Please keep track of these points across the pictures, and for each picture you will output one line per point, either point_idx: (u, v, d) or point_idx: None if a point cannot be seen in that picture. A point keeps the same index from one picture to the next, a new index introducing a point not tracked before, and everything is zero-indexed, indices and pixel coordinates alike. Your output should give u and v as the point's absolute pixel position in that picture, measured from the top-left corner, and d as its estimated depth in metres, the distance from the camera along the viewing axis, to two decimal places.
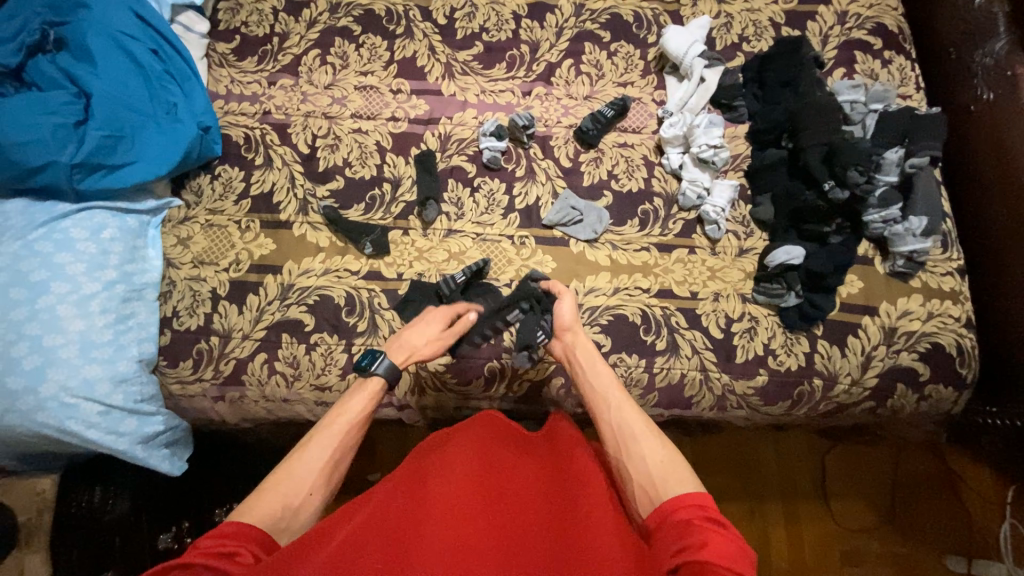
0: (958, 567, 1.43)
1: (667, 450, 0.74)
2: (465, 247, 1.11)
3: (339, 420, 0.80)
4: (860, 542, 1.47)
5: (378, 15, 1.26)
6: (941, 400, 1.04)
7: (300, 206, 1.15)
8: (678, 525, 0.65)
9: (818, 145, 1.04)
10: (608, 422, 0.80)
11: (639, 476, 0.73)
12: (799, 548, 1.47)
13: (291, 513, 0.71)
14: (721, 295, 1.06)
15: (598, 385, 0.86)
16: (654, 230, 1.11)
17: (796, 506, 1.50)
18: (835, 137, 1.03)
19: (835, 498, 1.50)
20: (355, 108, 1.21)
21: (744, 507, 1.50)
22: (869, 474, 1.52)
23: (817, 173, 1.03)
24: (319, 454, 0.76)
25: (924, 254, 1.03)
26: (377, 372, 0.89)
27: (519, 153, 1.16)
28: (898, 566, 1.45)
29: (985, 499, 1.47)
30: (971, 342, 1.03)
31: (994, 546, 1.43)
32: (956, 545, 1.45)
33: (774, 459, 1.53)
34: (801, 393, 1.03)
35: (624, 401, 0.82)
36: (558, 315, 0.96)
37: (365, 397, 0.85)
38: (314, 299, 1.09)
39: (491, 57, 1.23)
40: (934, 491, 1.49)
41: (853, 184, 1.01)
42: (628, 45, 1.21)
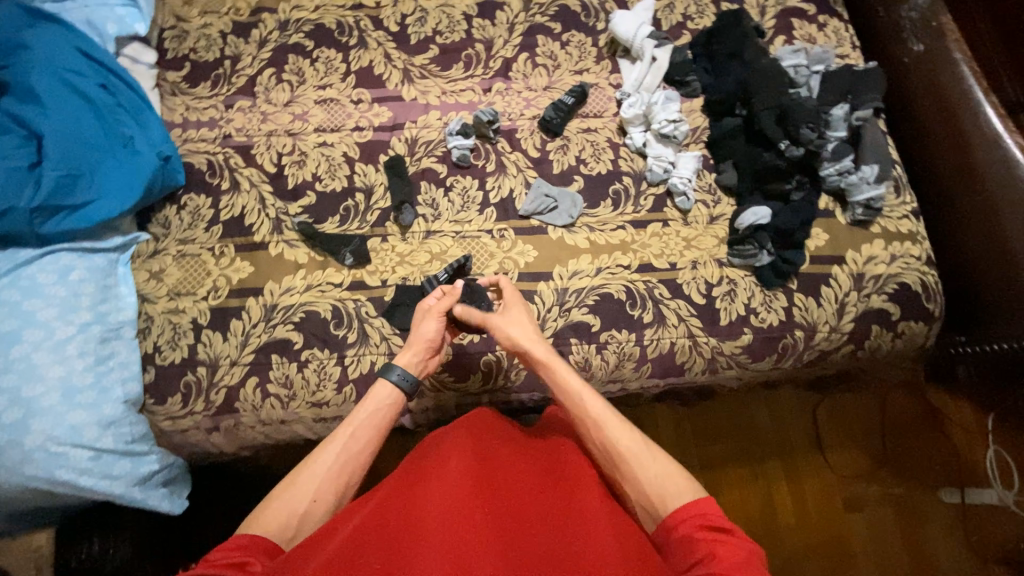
0: (952, 498, 1.52)
1: (659, 461, 0.76)
2: (446, 246, 1.12)
3: (344, 427, 0.81)
4: (859, 489, 1.54)
5: (330, 29, 1.27)
6: (915, 335, 1.10)
7: (274, 226, 1.14)
8: (682, 540, 0.67)
9: (770, 109, 1.09)
10: (597, 445, 0.80)
11: (638, 496, 0.75)
12: (803, 502, 1.53)
13: (298, 520, 0.72)
14: (699, 263, 1.10)
15: (578, 405, 0.84)
16: (627, 209, 1.14)
17: (795, 462, 1.57)
18: (784, 99, 1.09)
19: (830, 449, 1.58)
20: (317, 122, 1.20)
21: (746, 469, 1.56)
22: (858, 422, 1.61)
23: (773, 134, 1.08)
24: (325, 461, 0.76)
25: (880, 200, 1.08)
26: (396, 383, 0.87)
27: (487, 148, 1.18)
28: (897, 507, 1.53)
29: (969, 431, 1.57)
30: (934, 278, 1.09)
31: (981, 474, 1.53)
32: (948, 478, 1.54)
33: (768, 418, 1.61)
34: (786, 346, 1.07)
35: (606, 418, 0.81)
36: (509, 335, 0.93)
37: (371, 405, 0.84)
38: (300, 316, 1.08)
39: (447, 59, 1.24)
40: (921, 429, 1.59)
41: (806, 141, 1.06)
42: (579, 34, 1.25)
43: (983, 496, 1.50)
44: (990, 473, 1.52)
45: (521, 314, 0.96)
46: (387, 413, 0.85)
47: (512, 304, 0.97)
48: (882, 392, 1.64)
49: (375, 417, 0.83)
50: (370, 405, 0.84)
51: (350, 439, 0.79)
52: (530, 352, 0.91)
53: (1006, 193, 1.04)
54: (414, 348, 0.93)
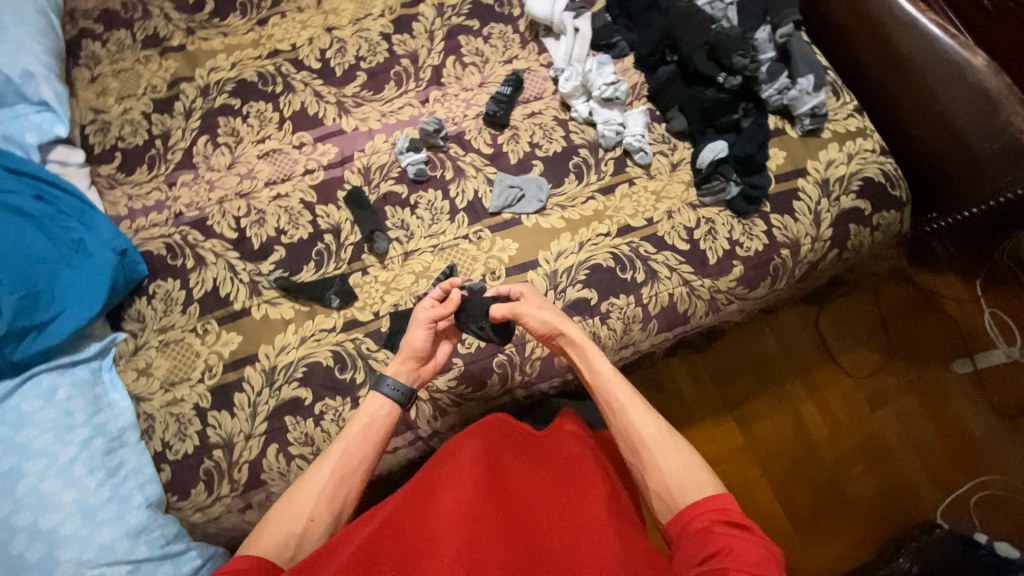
0: (965, 369, 1.64)
1: (681, 453, 0.79)
2: (428, 262, 1.10)
3: (340, 442, 0.84)
4: (879, 384, 1.65)
5: (252, 82, 1.26)
6: (891, 224, 1.13)
7: (250, 289, 1.11)
8: (699, 532, 0.70)
9: (700, 48, 1.12)
10: (621, 433, 0.83)
11: (656, 485, 0.77)
12: (831, 412, 1.64)
13: (297, 539, 0.76)
14: (673, 211, 1.11)
15: (605, 388, 0.87)
16: (591, 179, 1.15)
17: (813, 377, 1.66)
18: (710, 36, 1.12)
19: (843, 355, 1.68)
20: (266, 176, 1.18)
21: (772, 397, 1.65)
22: (862, 322, 1.70)
23: (708, 71, 1.11)
24: (319, 479, 0.80)
25: (823, 107, 1.10)
26: (388, 395, 0.90)
27: (441, 157, 1.17)
28: (917, 390, 1.65)
29: (964, 302, 1.68)
30: (893, 166, 1.13)
31: (989, 337, 1.63)
32: (956, 352, 1.65)
33: (777, 345, 1.69)
34: (776, 267, 1.10)
35: (632, 404, 0.84)
36: (538, 324, 0.94)
37: (365, 417, 0.88)
38: (303, 371, 1.05)
39: (378, 81, 1.23)
40: (920, 312, 1.70)
41: (741, 68, 1.10)
42: (499, 25, 1.26)
43: (993, 356, 1.62)
44: (993, 335, 1.63)
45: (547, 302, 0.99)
46: (381, 425, 0.88)
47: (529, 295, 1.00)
48: (876, 287, 1.73)
49: (369, 431, 0.86)
50: (364, 419, 0.88)
51: (346, 455, 0.83)
52: (561, 333, 0.94)
53: (935, 70, 1.11)
54: (403, 356, 0.93)
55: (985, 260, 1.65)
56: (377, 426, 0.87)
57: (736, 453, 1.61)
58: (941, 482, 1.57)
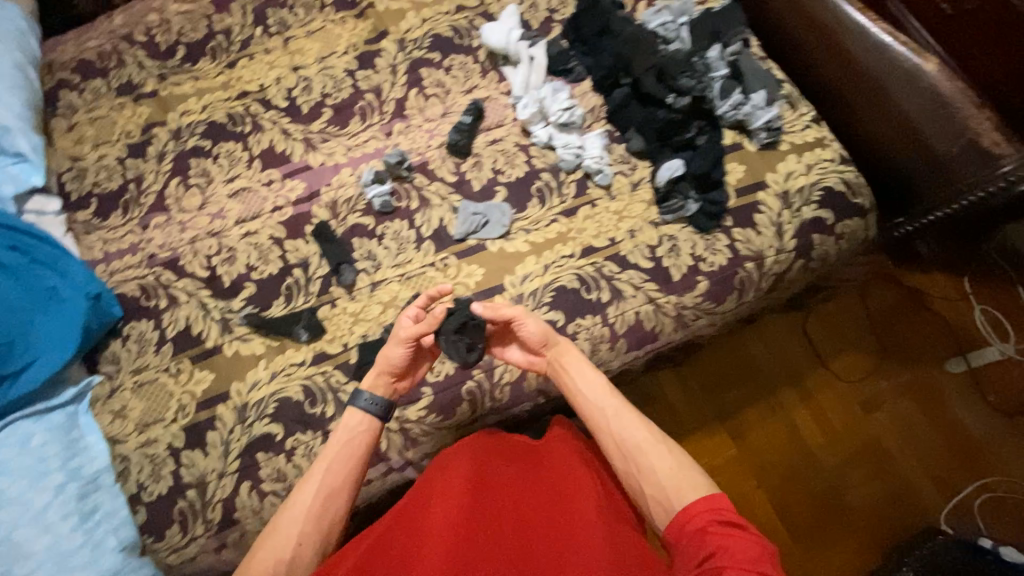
0: (960, 367, 1.64)
1: (673, 454, 0.79)
2: (395, 292, 1.11)
3: (322, 460, 0.84)
4: (872, 387, 1.65)
5: (222, 123, 1.29)
6: (856, 232, 1.13)
7: (222, 327, 1.12)
8: (695, 535, 0.70)
9: (649, 70, 1.14)
10: (612, 439, 0.84)
11: (652, 489, 0.77)
12: (825, 417, 1.64)
13: (285, 564, 0.76)
14: (636, 230, 1.12)
15: (594, 395, 0.87)
16: (554, 202, 1.17)
17: (805, 382, 1.67)
18: (659, 58, 1.14)
19: (833, 360, 1.68)
20: (236, 214, 1.20)
21: (764, 405, 1.65)
22: (850, 325, 1.71)
23: (657, 93, 1.13)
24: (303, 500, 0.80)
25: (778, 120, 1.13)
26: (365, 408, 0.89)
27: (406, 187, 1.19)
28: (911, 390, 1.65)
29: (952, 300, 1.69)
30: (853, 174, 1.13)
31: (980, 333, 1.65)
32: (950, 350, 1.66)
33: (766, 353, 1.69)
34: (742, 281, 1.10)
35: (622, 409, 0.85)
36: (529, 335, 0.94)
37: (345, 432, 0.88)
38: (274, 407, 1.05)
39: (343, 116, 1.27)
40: (910, 312, 1.70)
41: (688, 89, 1.13)
42: (459, 56, 1.29)
43: (985, 353, 1.63)
44: (984, 332, 1.65)
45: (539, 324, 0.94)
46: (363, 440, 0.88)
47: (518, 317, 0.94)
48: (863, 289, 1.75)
49: (351, 446, 0.87)
50: (343, 436, 0.88)
51: (329, 473, 0.83)
52: (550, 343, 0.95)
53: (891, 75, 1.12)
54: (380, 369, 0.94)
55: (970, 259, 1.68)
56: (361, 443, 0.88)
57: (731, 464, 1.61)
58: (942, 485, 1.57)
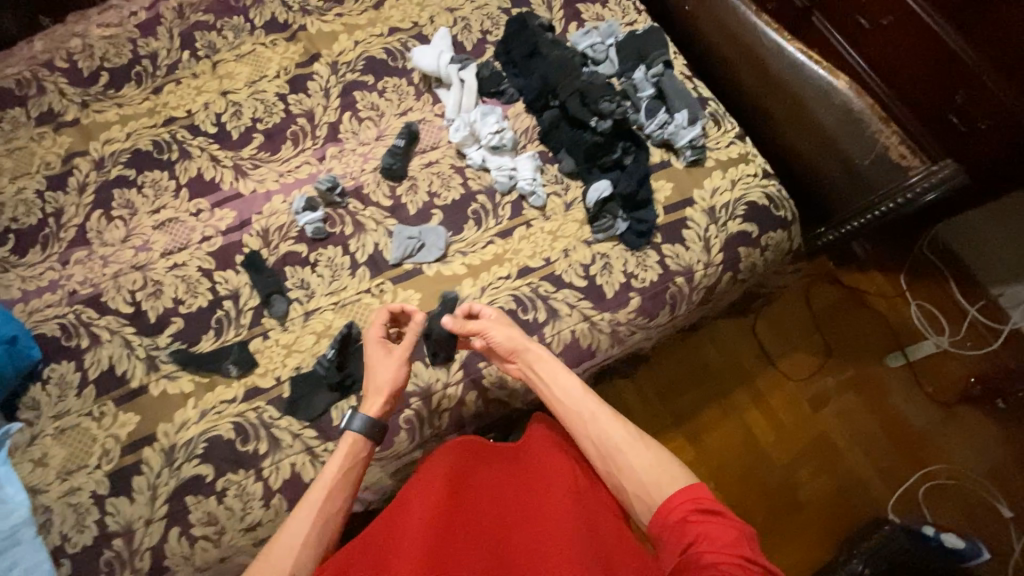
0: (899, 361, 1.74)
1: (652, 450, 0.81)
2: (329, 321, 1.09)
3: (318, 487, 0.85)
4: (819, 385, 1.72)
5: (147, 151, 1.24)
6: (780, 243, 1.18)
7: (148, 365, 1.08)
8: (676, 525, 0.71)
9: (572, 94, 1.17)
10: (590, 441, 0.85)
11: (633, 487, 0.79)
12: (776, 416, 1.69)
13: None
14: (570, 249, 1.14)
15: (569, 400, 0.89)
16: (490, 223, 1.17)
17: (757, 384, 1.72)
18: (581, 82, 1.17)
19: (782, 360, 1.74)
20: (162, 246, 1.16)
21: (718, 408, 1.69)
22: (797, 325, 1.78)
23: (580, 116, 1.16)
24: (298, 529, 0.80)
25: (701, 139, 1.16)
26: (360, 432, 0.90)
27: (340, 213, 1.17)
28: (856, 386, 1.73)
29: (891, 298, 1.81)
30: (775, 188, 1.18)
31: (917, 328, 1.78)
32: (891, 345, 1.76)
33: (719, 357, 1.74)
34: (673, 295, 1.12)
35: (598, 410, 0.87)
36: (500, 343, 0.96)
37: (340, 458, 0.89)
38: (204, 447, 1.02)
39: (274, 141, 1.24)
40: (852, 311, 1.80)
41: (609, 112, 1.15)
42: (393, 78, 1.28)
43: (923, 347, 1.75)
44: (920, 326, 1.78)
45: (506, 327, 0.97)
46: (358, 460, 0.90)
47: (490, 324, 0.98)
48: (807, 290, 1.83)
49: (345, 472, 0.87)
50: (338, 460, 0.89)
51: (321, 499, 0.84)
52: (521, 350, 0.95)
53: (807, 90, 1.16)
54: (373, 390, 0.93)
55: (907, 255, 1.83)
56: (354, 470, 0.89)
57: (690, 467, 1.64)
58: (887, 476, 1.64)
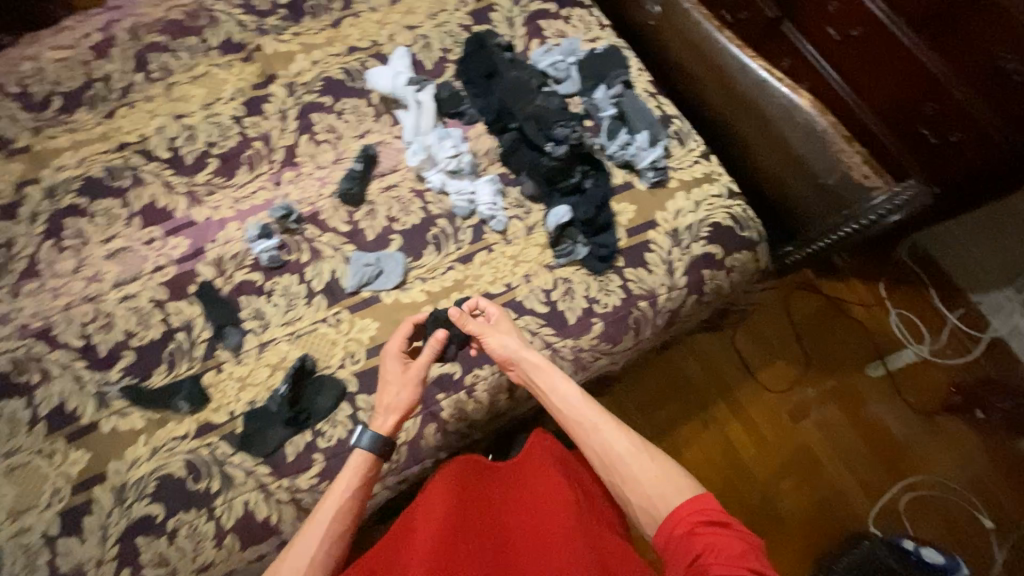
0: (879, 369, 1.73)
1: (656, 461, 0.80)
2: (284, 353, 1.07)
3: (326, 504, 0.83)
4: (800, 396, 1.70)
5: (100, 178, 1.21)
6: (745, 264, 1.16)
7: (99, 401, 1.06)
8: (683, 538, 0.70)
9: (529, 118, 1.17)
10: (596, 451, 0.84)
11: (639, 498, 0.77)
12: (757, 429, 1.66)
13: None
14: (531, 274, 1.12)
15: (571, 410, 0.88)
16: (450, 249, 1.15)
17: (736, 396, 1.69)
18: (537, 107, 1.17)
19: (761, 371, 1.72)
20: (114, 277, 1.13)
21: (697, 421, 1.66)
22: (776, 335, 1.76)
23: (537, 140, 1.16)
24: (306, 547, 0.79)
25: (662, 159, 1.15)
26: (367, 448, 0.88)
27: (296, 240, 1.15)
28: (836, 397, 1.70)
29: (869, 307, 1.79)
30: (740, 208, 1.16)
31: (897, 337, 1.76)
32: (870, 355, 1.74)
33: (697, 368, 1.71)
34: (636, 320, 1.10)
35: (602, 421, 0.85)
36: (498, 350, 0.95)
37: (349, 475, 0.86)
38: (155, 485, 1.00)
39: (230, 166, 1.21)
40: (831, 320, 1.78)
41: (564, 138, 1.15)
42: (351, 99, 1.26)
43: (902, 356, 1.74)
44: (900, 335, 1.76)
45: (512, 329, 0.99)
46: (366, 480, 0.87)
47: (501, 322, 1.00)
48: (786, 299, 1.81)
49: (352, 489, 0.85)
50: (347, 476, 0.86)
51: (328, 517, 0.81)
52: (519, 360, 0.94)
53: (772, 107, 1.14)
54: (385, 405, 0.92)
55: (886, 264, 1.81)
56: (365, 489, 0.86)
57: None
58: (870, 489, 1.61)
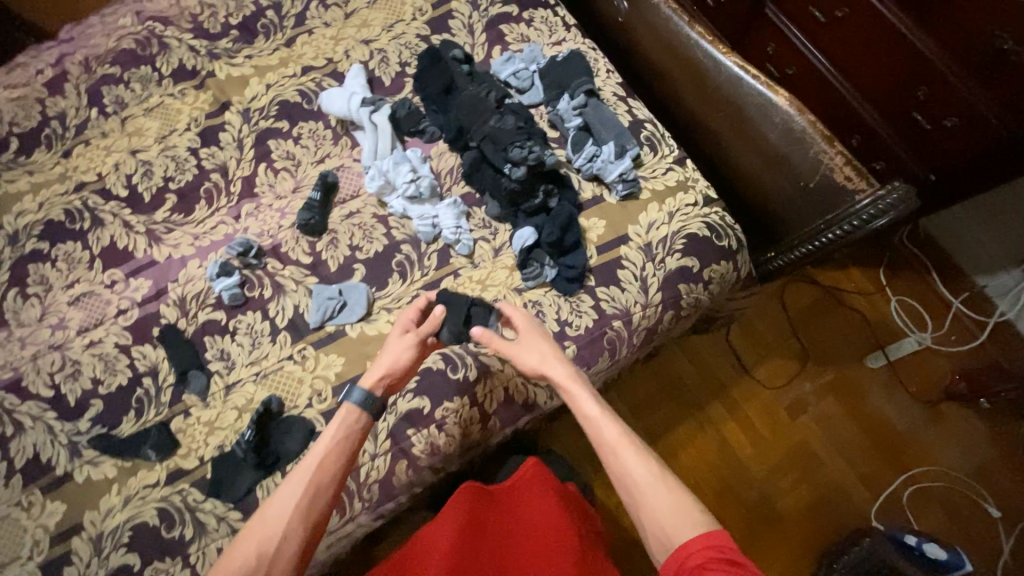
0: (879, 361, 1.65)
1: (673, 493, 0.75)
2: (250, 394, 1.05)
3: (314, 453, 0.84)
4: (797, 393, 1.64)
5: (60, 221, 1.18)
6: (724, 275, 1.10)
7: (71, 451, 1.04)
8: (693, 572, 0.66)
9: (485, 138, 1.10)
10: (614, 472, 0.80)
11: (651, 526, 0.73)
12: (753, 428, 1.61)
13: (266, 560, 0.75)
14: (500, 299, 1.07)
15: (593, 427, 0.84)
16: (415, 276, 1.11)
17: (732, 395, 1.63)
18: (493, 124, 1.10)
19: (757, 369, 1.66)
20: (79, 324, 1.12)
21: (692, 423, 1.61)
22: (772, 330, 1.69)
23: (495, 161, 1.09)
24: (293, 492, 0.80)
25: (632, 171, 1.09)
26: (357, 406, 0.88)
27: (258, 275, 1.12)
28: (835, 391, 1.64)
29: (868, 296, 1.72)
30: (718, 215, 1.10)
31: (897, 326, 1.69)
32: (869, 347, 1.67)
33: (691, 369, 1.66)
34: (612, 340, 1.05)
35: (623, 444, 0.81)
36: (524, 361, 0.92)
37: (338, 427, 0.87)
38: (129, 535, 0.99)
39: (188, 201, 1.18)
40: (830, 312, 1.71)
41: (521, 159, 1.06)
42: (308, 122, 1.21)
43: (902, 345, 1.66)
44: (901, 324, 1.69)
45: (540, 340, 0.94)
46: (358, 436, 0.88)
47: (525, 331, 0.95)
48: (780, 292, 1.75)
49: (342, 443, 0.86)
50: (337, 430, 0.87)
51: (315, 467, 0.82)
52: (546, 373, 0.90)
53: (751, 103, 1.06)
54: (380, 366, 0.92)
55: (882, 249, 1.74)
56: (353, 441, 0.87)
57: None
58: (871, 483, 1.55)
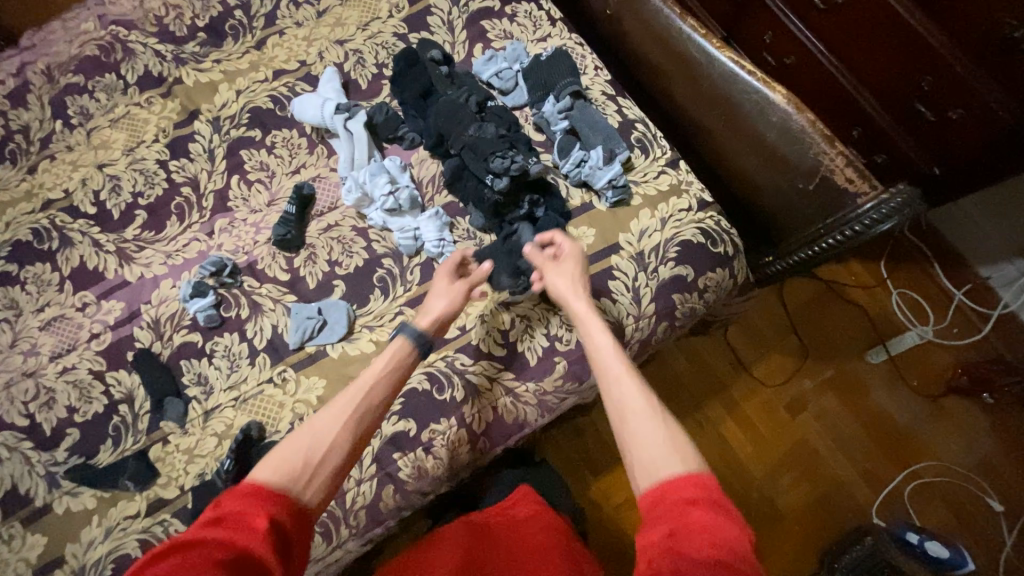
0: (881, 357, 1.60)
1: (669, 428, 0.70)
2: (230, 419, 1.01)
3: (367, 374, 0.83)
4: (797, 389, 1.60)
5: (28, 241, 1.12)
6: (720, 283, 1.04)
7: (49, 482, 1.00)
8: (673, 507, 0.61)
9: (465, 147, 1.04)
10: (613, 395, 0.76)
11: (639, 452, 0.68)
12: (753, 426, 1.57)
13: (311, 467, 0.72)
14: (486, 314, 1.04)
15: (602, 356, 0.81)
16: (398, 292, 1.06)
17: (731, 394, 1.59)
18: (474, 131, 1.04)
19: (756, 366, 1.62)
20: (51, 349, 1.07)
21: (692, 423, 1.56)
22: (771, 327, 1.65)
23: (477, 171, 1.03)
24: (343, 407, 0.79)
25: (621, 177, 1.04)
26: (410, 341, 0.89)
27: (234, 294, 1.07)
28: (836, 388, 1.60)
29: (869, 291, 1.67)
30: (713, 220, 1.05)
31: (900, 321, 1.64)
32: (870, 342, 1.63)
33: (689, 368, 1.61)
34: None
35: (628, 375, 0.77)
36: (557, 289, 0.92)
37: (389, 355, 0.87)
38: (111, 569, 0.95)
39: (159, 218, 1.13)
40: (831, 306, 1.66)
41: (503, 170, 1.00)
42: (282, 130, 1.15)
43: (905, 340, 1.61)
44: (904, 319, 1.64)
45: (579, 268, 0.94)
46: (405, 368, 0.87)
47: (570, 258, 0.96)
48: (778, 289, 1.70)
49: (395, 369, 0.86)
50: (388, 359, 0.87)
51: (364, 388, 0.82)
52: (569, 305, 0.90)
53: (748, 100, 1.00)
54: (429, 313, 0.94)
55: (885, 242, 1.68)
56: (402, 370, 0.87)
57: None
58: (871, 478, 1.52)
